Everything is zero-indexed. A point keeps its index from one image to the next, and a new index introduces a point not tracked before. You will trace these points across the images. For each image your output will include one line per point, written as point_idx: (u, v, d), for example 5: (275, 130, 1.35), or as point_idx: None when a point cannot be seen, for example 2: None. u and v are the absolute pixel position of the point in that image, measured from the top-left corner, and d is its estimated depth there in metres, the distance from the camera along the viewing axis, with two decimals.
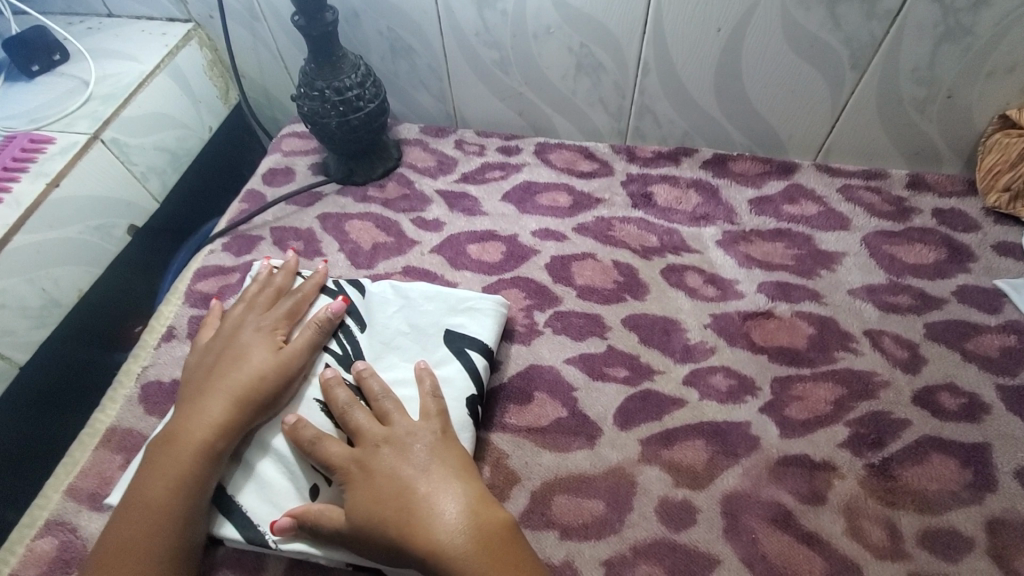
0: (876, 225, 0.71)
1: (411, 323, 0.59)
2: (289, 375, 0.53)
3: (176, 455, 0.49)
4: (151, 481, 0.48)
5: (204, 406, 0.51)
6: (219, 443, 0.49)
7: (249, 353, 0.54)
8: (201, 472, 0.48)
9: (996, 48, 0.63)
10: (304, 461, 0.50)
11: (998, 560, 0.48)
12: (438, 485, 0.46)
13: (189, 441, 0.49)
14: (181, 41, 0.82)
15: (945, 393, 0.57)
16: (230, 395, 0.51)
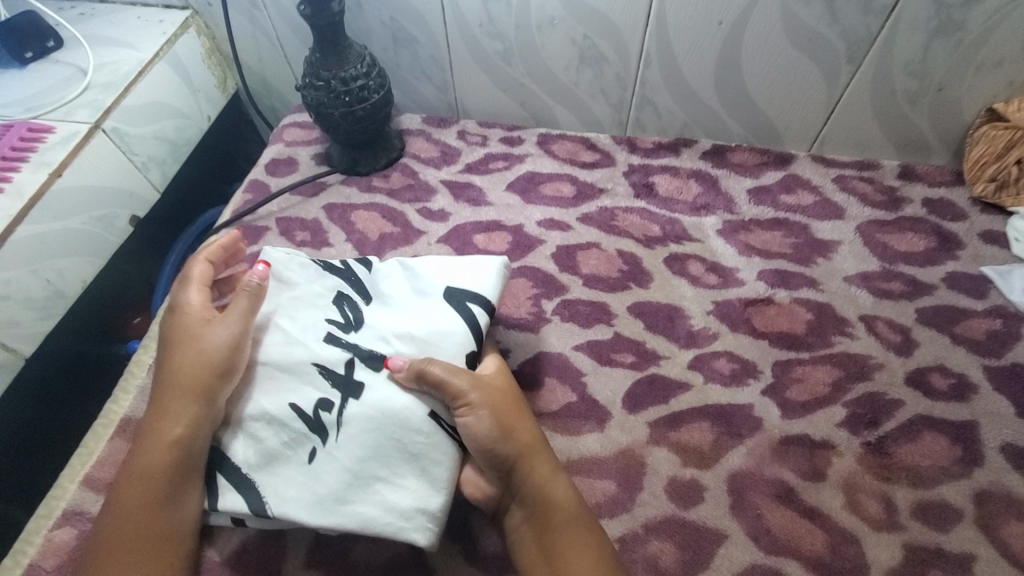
0: (869, 215, 0.74)
1: (414, 288, 0.58)
2: (232, 347, 0.51)
3: (148, 457, 0.49)
4: (131, 483, 0.48)
5: (162, 401, 0.51)
6: (177, 432, 0.49)
7: (185, 340, 0.52)
8: (174, 469, 0.48)
9: (986, 43, 0.66)
10: (303, 426, 0.50)
11: (986, 529, 0.51)
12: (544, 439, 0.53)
13: (159, 437, 0.49)
14: (179, 29, 0.81)
15: (935, 373, 0.60)
16: (182, 383, 0.50)
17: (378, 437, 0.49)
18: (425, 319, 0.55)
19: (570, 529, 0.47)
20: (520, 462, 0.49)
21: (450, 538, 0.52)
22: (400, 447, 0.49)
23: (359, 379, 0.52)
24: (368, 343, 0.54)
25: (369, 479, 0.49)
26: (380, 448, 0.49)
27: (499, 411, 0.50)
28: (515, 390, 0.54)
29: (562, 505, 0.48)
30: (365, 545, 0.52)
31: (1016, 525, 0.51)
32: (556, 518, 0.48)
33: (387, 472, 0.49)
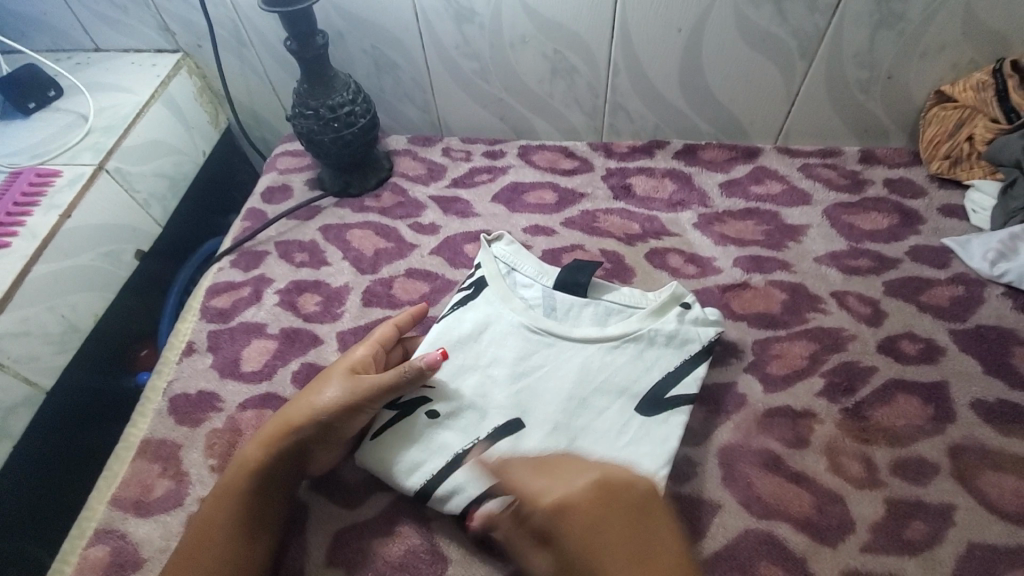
0: (834, 198, 0.78)
1: (500, 371, 0.60)
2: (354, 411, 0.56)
3: (234, 482, 0.53)
4: (212, 506, 0.52)
5: (282, 414, 0.57)
6: (259, 455, 0.54)
7: (313, 392, 0.57)
8: (254, 489, 0.53)
9: (926, 32, 0.71)
10: (620, 362, 0.59)
11: (961, 479, 0.55)
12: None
13: (240, 460, 0.54)
14: (172, 71, 0.85)
15: (905, 340, 0.64)
16: (295, 410, 0.56)
17: (573, 399, 0.58)
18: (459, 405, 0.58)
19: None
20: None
21: (462, 527, 0.55)
22: (593, 405, 0.57)
23: (511, 427, 0.56)
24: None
25: (640, 367, 0.59)
26: (589, 390, 0.58)
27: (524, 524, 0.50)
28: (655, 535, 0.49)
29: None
30: (382, 539, 0.54)
31: (991, 475, 0.55)
32: None
33: (625, 416, 0.57)
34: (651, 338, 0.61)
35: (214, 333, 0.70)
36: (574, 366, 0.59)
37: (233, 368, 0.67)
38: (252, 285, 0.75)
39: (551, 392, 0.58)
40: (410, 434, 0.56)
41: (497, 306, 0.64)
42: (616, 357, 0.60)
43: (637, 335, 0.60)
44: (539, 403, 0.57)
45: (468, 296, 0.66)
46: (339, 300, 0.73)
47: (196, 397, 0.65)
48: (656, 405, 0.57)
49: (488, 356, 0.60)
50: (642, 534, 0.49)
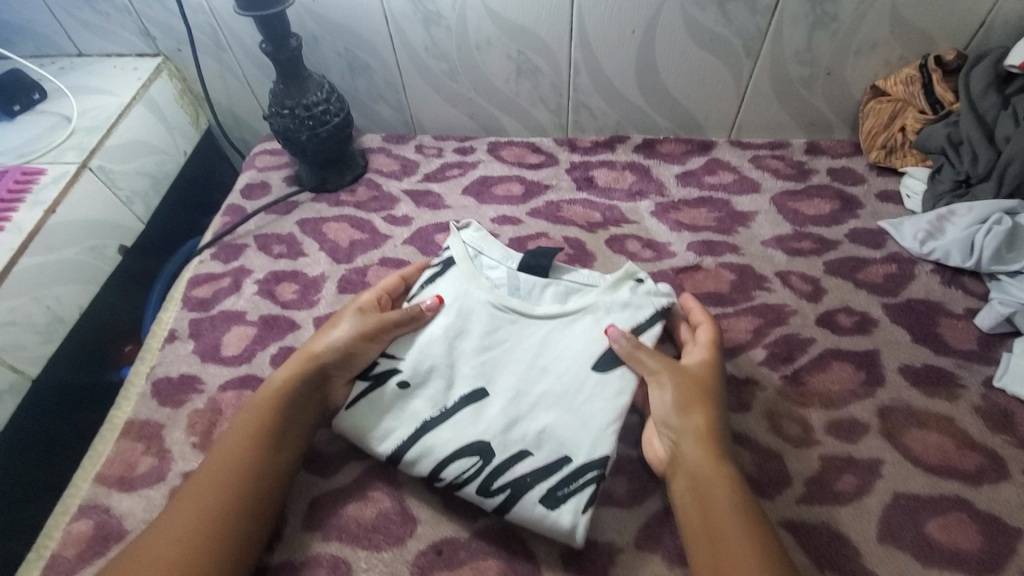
0: (781, 187, 0.84)
1: (461, 347, 0.63)
2: (365, 343, 0.62)
3: (253, 406, 0.58)
4: (237, 428, 0.56)
5: (305, 348, 0.63)
6: (279, 382, 0.59)
7: (330, 329, 0.64)
8: (269, 413, 0.57)
9: (858, 31, 0.77)
10: (575, 333, 0.63)
11: (888, 436, 0.60)
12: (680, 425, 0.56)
13: (267, 386, 0.59)
14: (152, 74, 0.89)
15: (842, 314, 0.69)
16: (312, 344, 0.63)
17: (533, 368, 0.61)
18: (430, 374, 0.61)
19: (724, 524, 0.49)
20: (681, 430, 0.55)
21: (431, 491, 0.59)
22: (552, 371, 0.61)
23: (476, 396, 0.60)
24: (504, 435, 0.57)
25: (595, 334, 0.63)
26: (548, 359, 0.62)
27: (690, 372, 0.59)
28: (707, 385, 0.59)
29: (713, 484, 0.51)
30: (356, 504, 0.58)
31: (915, 431, 0.60)
32: (699, 482, 0.52)
33: (579, 380, 0.60)
34: (607, 309, 0.65)
35: (195, 321, 0.74)
36: (535, 339, 0.64)
37: (214, 353, 0.70)
38: (232, 276, 0.78)
39: (513, 363, 0.62)
40: (386, 402, 0.60)
41: (459, 286, 0.67)
42: (574, 328, 0.64)
43: (594, 306, 0.64)
44: (501, 373, 0.61)
45: (435, 275, 0.70)
46: (315, 288, 0.76)
47: (178, 380, 0.68)
48: (610, 361, 0.60)
49: (452, 332, 0.64)
50: (587, 507, 0.53)
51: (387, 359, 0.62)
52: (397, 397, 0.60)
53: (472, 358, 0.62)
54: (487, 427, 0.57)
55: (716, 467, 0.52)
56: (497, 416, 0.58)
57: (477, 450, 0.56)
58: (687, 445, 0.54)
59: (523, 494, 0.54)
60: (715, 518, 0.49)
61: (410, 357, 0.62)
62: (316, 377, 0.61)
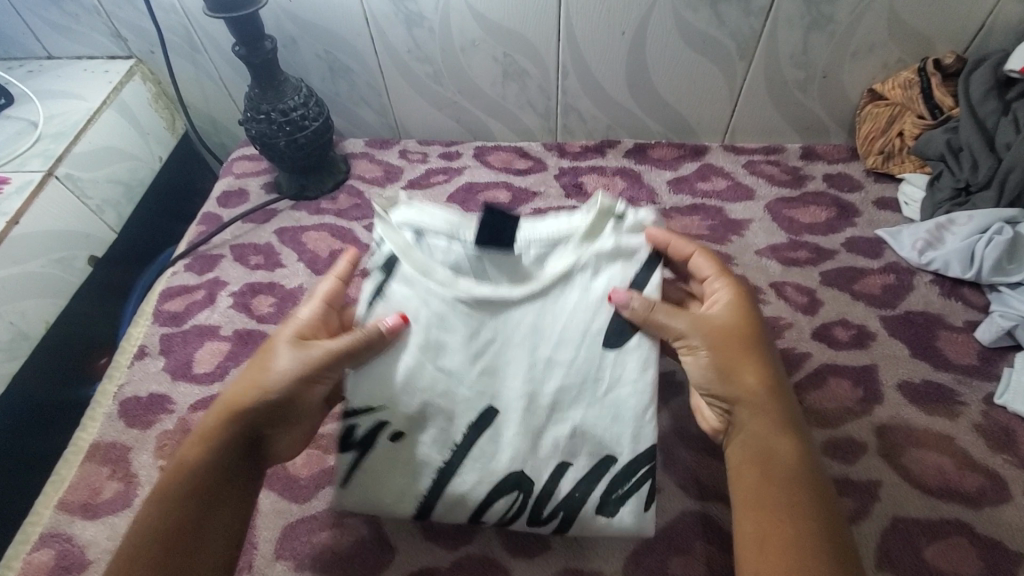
0: (776, 194, 0.81)
1: (449, 372, 0.54)
2: (309, 378, 0.54)
3: (179, 477, 0.49)
4: (156, 505, 0.48)
5: (231, 393, 0.54)
6: (210, 440, 0.51)
7: (262, 364, 0.55)
8: (201, 483, 0.49)
9: (855, 32, 0.74)
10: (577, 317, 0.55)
11: (886, 456, 0.57)
12: (734, 390, 0.52)
13: (187, 453, 0.50)
14: (124, 78, 0.85)
15: (838, 327, 0.67)
16: (243, 385, 0.54)
17: (535, 361, 0.55)
18: (425, 416, 0.54)
19: (794, 501, 0.46)
20: (736, 396, 0.52)
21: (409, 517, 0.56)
22: (558, 359, 0.54)
23: (486, 419, 0.54)
24: (533, 456, 0.53)
25: (592, 307, 0.55)
26: (549, 346, 0.55)
27: (736, 328, 0.55)
28: (751, 332, 0.55)
29: (779, 456, 0.49)
30: (330, 532, 0.55)
31: (914, 452, 0.57)
32: (763, 453, 0.50)
33: (593, 364, 0.54)
34: (594, 261, 0.55)
35: (167, 336, 0.71)
36: (526, 326, 0.56)
37: (185, 371, 0.67)
38: (206, 288, 0.75)
39: (512, 369, 0.55)
40: (387, 457, 0.54)
41: (417, 289, 0.55)
42: (564, 305, 0.56)
43: (577, 268, 0.55)
44: (503, 382, 0.55)
45: (382, 282, 0.57)
46: (293, 301, 0.73)
47: (147, 399, 0.65)
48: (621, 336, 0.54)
49: (433, 358, 0.55)
50: (648, 504, 0.52)
51: (362, 416, 0.54)
52: (392, 453, 0.53)
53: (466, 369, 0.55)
54: (512, 458, 0.53)
55: (779, 435, 0.50)
56: (519, 437, 0.53)
57: (516, 483, 0.52)
58: (747, 413, 0.51)
59: (578, 511, 0.52)
60: (777, 490, 0.47)
61: (392, 402, 0.54)
62: (253, 426, 0.52)
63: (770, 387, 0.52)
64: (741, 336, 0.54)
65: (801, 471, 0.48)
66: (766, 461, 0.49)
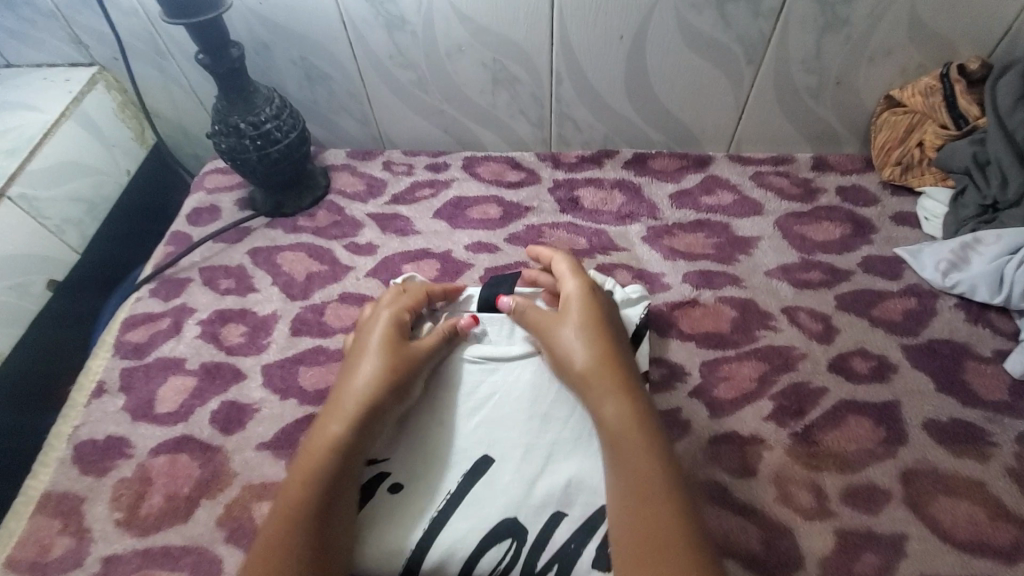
0: (786, 208, 0.76)
1: (450, 425, 0.54)
2: (420, 363, 0.54)
3: (311, 465, 0.47)
4: (291, 500, 0.45)
5: (339, 383, 0.52)
6: (337, 429, 0.49)
7: (362, 352, 0.54)
8: (334, 468, 0.47)
9: (873, 35, 0.68)
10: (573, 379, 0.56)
11: (914, 507, 0.52)
12: (592, 372, 0.50)
13: (320, 439, 0.48)
14: (86, 87, 0.79)
15: (857, 358, 0.61)
16: (357, 373, 0.52)
17: (532, 416, 0.54)
18: (421, 461, 0.52)
19: (646, 486, 0.44)
20: (587, 374, 0.50)
21: None
22: (555, 416, 0.54)
23: (481, 467, 0.51)
24: (527, 502, 0.49)
25: None
26: (546, 402, 0.55)
27: (587, 320, 0.54)
28: (597, 317, 0.54)
29: (624, 437, 0.46)
30: None
31: (944, 500, 0.52)
32: (619, 434, 0.47)
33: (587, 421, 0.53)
34: None
35: (128, 371, 0.65)
36: (523, 382, 0.56)
37: (146, 410, 0.62)
38: (172, 316, 0.70)
39: (509, 421, 0.54)
40: (378, 509, 0.50)
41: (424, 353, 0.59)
42: None
43: None
44: (502, 434, 0.53)
45: None
46: (265, 330, 0.68)
47: (104, 443, 0.60)
48: None
49: (434, 413, 0.55)
50: None
51: (363, 468, 0.53)
52: (390, 505, 0.50)
53: (465, 423, 0.54)
54: (506, 505, 0.49)
55: (634, 416, 0.48)
56: (513, 485, 0.50)
57: (509, 531, 0.48)
58: (603, 394, 0.49)
59: (574, 564, 0.47)
60: (644, 481, 0.44)
61: (393, 451, 0.53)
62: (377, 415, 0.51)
63: (620, 370, 0.51)
64: (589, 320, 0.54)
65: (651, 452, 0.46)
66: (628, 444, 0.46)
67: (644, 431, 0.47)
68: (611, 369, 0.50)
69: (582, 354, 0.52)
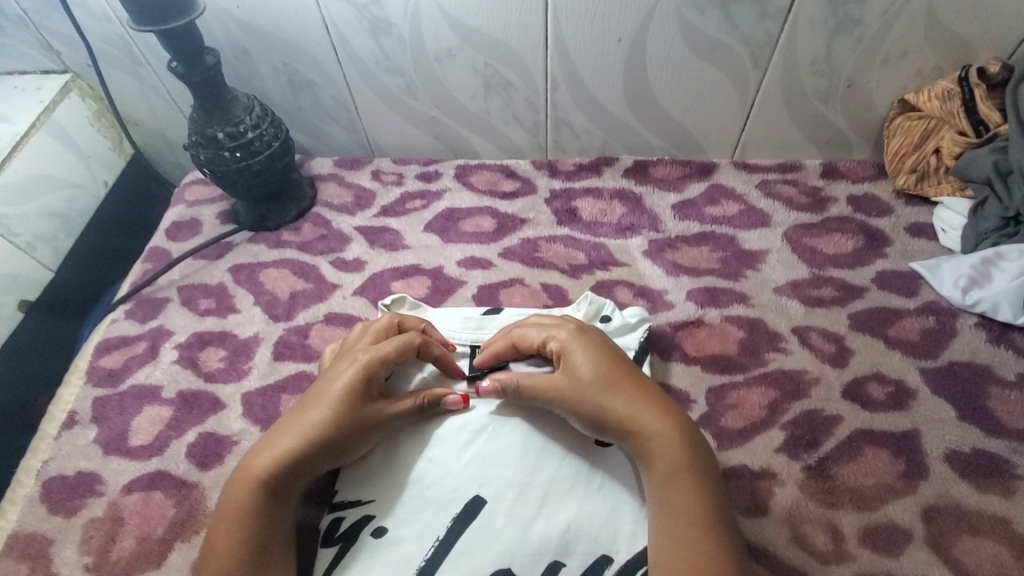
0: (795, 219, 0.72)
1: (439, 462, 0.51)
2: (374, 423, 0.50)
3: (238, 501, 0.47)
4: (222, 537, 0.45)
5: (289, 422, 0.51)
6: (267, 468, 0.48)
7: (319, 395, 0.51)
8: (261, 511, 0.46)
9: (887, 37, 0.64)
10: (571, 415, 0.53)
11: (938, 548, 0.48)
12: (631, 416, 0.48)
13: (247, 474, 0.47)
14: (58, 96, 0.75)
15: (872, 382, 0.58)
16: (309, 419, 0.50)
17: (527, 451, 0.51)
18: (410, 501, 0.49)
19: (698, 533, 0.42)
20: (626, 418, 0.48)
21: None
22: (552, 451, 0.51)
23: (473, 509, 0.48)
24: (523, 549, 0.46)
25: None
26: (542, 438, 0.52)
27: (607, 363, 0.51)
28: (611, 359, 0.51)
29: (677, 481, 0.45)
30: None
31: (968, 540, 0.48)
32: (670, 478, 0.45)
33: (587, 459, 0.50)
34: None
35: (101, 401, 0.62)
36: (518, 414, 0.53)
37: (119, 444, 0.58)
38: (148, 340, 0.66)
39: (503, 455, 0.51)
40: (364, 555, 0.47)
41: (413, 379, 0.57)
42: None
43: None
44: (494, 471, 0.50)
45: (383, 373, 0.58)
46: (246, 354, 0.64)
47: (74, 479, 0.56)
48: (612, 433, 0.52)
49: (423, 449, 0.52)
50: None
51: (348, 508, 0.50)
52: (375, 550, 0.47)
53: (456, 459, 0.51)
54: (500, 552, 0.46)
55: (681, 459, 0.46)
56: (507, 530, 0.47)
57: None
58: (646, 439, 0.47)
59: None
60: (699, 530, 0.43)
61: (379, 491, 0.50)
62: (317, 464, 0.49)
63: (662, 406, 0.48)
64: (605, 360, 0.51)
65: (699, 496, 0.44)
66: (683, 493, 0.44)
67: (695, 474, 0.45)
68: (647, 412, 0.48)
69: (614, 397, 0.48)
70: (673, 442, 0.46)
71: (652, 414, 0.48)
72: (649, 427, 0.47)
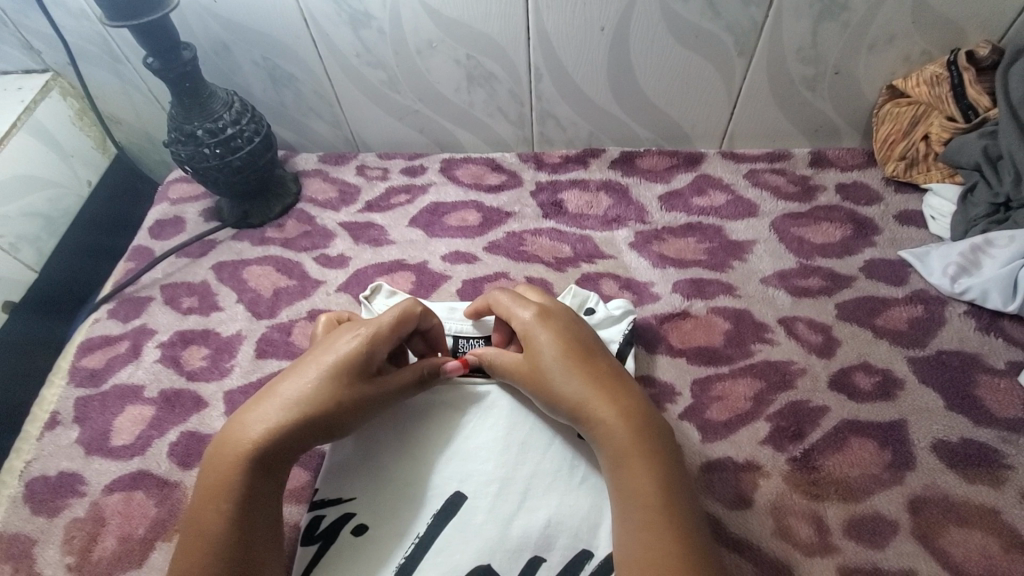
0: (783, 208, 0.71)
1: (419, 456, 0.50)
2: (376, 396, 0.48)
3: (227, 475, 0.43)
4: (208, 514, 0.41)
5: (279, 391, 0.46)
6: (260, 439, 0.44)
7: (315, 365, 0.48)
8: (253, 485, 0.43)
9: (873, 22, 0.63)
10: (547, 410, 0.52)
11: (923, 539, 0.48)
12: (586, 398, 0.46)
13: (236, 448, 0.44)
14: (39, 95, 0.75)
15: (859, 372, 0.57)
16: (303, 390, 0.46)
17: (508, 446, 0.50)
18: (389, 497, 0.49)
19: (657, 515, 0.41)
20: (583, 399, 0.46)
21: None
22: (534, 446, 0.50)
23: (452, 505, 0.48)
24: (503, 544, 0.45)
25: None
26: (523, 433, 0.51)
27: (569, 343, 0.49)
28: (578, 342, 0.50)
29: (635, 465, 0.43)
30: None
31: (955, 531, 0.48)
32: (626, 459, 0.44)
33: (568, 453, 0.50)
34: None
35: (84, 401, 0.61)
36: (500, 409, 0.53)
37: (101, 443, 0.58)
38: (131, 339, 0.66)
39: (484, 450, 0.50)
40: (344, 552, 0.46)
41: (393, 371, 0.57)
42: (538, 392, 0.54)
43: None
44: (474, 467, 0.49)
45: None
46: (229, 352, 0.64)
47: (56, 480, 0.56)
48: None
49: (402, 445, 0.51)
50: None
51: (328, 506, 0.49)
52: (354, 547, 0.46)
53: (436, 454, 0.50)
54: (480, 549, 0.45)
55: (640, 440, 0.44)
56: (488, 525, 0.46)
57: None
58: (601, 419, 0.45)
59: None
60: (656, 509, 0.41)
61: (359, 488, 0.50)
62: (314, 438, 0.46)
63: (623, 390, 0.47)
64: (567, 341, 0.49)
65: (660, 478, 0.42)
66: (642, 475, 0.43)
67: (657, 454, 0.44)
68: (606, 393, 0.46)
69: (570, 380, 0.47)
70: (632, 423, 0.45)
71: (610, 396, 0.46)
72: (606, 408, 0.46)
